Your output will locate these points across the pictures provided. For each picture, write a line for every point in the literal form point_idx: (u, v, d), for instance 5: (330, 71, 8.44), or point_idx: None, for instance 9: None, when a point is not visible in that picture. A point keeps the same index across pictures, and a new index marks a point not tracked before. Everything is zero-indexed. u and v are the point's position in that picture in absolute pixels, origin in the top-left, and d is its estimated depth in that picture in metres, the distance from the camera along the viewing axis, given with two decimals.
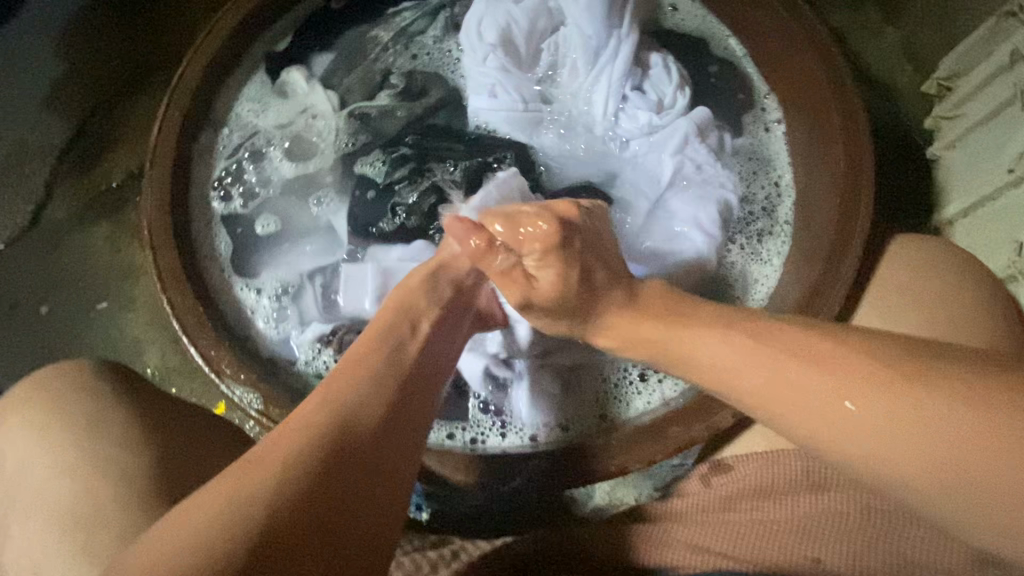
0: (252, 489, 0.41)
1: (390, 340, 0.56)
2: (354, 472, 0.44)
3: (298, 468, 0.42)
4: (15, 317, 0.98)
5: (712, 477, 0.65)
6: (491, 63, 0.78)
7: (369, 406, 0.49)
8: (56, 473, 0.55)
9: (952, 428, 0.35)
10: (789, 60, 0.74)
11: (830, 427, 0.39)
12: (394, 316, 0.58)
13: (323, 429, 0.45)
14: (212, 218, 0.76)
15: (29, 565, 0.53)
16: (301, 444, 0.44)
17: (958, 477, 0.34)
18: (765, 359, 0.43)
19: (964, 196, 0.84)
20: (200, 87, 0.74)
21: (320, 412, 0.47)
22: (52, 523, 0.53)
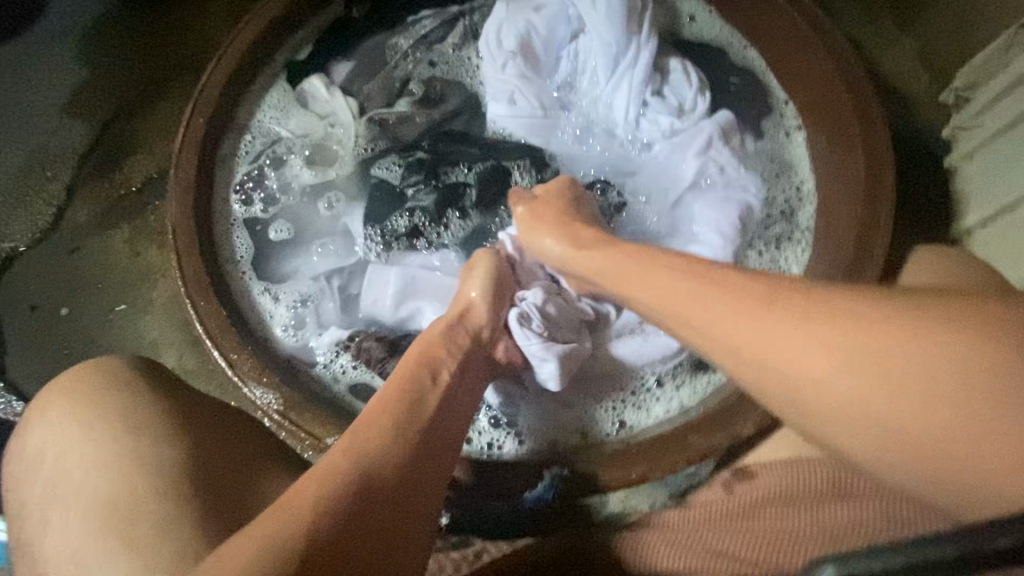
0: (294, 521, 0.42)
1: (411, 383, 0.56)
2: (386, 504, 0.46)
3: (331, 508, 0.43)
4: (36, 317, 0.99)
5: (734, 483, 0.65)
6: (511, 69, 0.78)
7: (395, 445, 0.50)
8: (93, 467, 0.55)
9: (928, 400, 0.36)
10: (813, 73, 0.74)
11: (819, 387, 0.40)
12: (411, 366, 0.58)
13: (355, 469, 0.46)
14: (233, 220, 0.76)
15: (58, 561, 0.53)
16: (336, 486, 0.45)
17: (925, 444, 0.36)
18: (770, 319, 0.42)
19: (981, 206, 0.83)
20: (225, 92, 0.75)
21: (344, 456, 0.47)
22: (86, 517, 0.53)
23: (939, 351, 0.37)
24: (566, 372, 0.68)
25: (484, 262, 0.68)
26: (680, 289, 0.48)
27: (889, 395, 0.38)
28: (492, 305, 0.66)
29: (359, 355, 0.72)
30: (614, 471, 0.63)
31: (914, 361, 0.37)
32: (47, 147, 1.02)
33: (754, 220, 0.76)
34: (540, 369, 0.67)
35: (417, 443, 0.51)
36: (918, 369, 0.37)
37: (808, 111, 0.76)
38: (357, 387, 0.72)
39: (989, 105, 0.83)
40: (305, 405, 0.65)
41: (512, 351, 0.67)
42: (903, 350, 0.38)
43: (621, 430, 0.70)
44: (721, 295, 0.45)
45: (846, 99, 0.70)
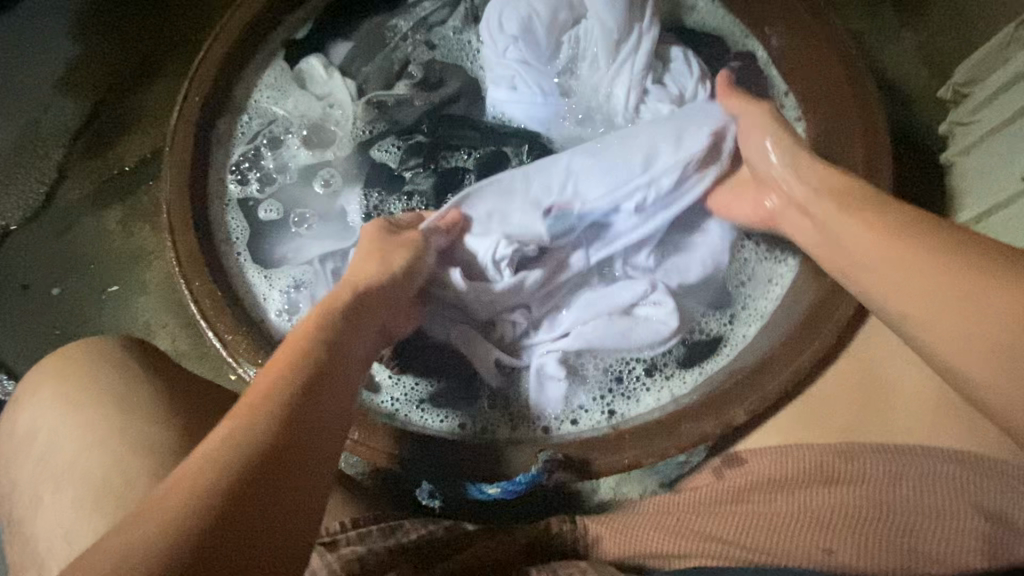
0: (169, 508, 0.37)
1: (299, 346, 0.51)
2: (270, 481, 0.40)
3: (202, 497, 0.37)
4: (26, 297, 0.98)
5: (725, 470, 0.64)
6: (511, 54, 0.79)
7: (274, 408, 0.44)
8: (85, 445, 0.55)
9: (964, 310, 0.45)
10: (812, 63, 0.74)
11: (860, 262, 0.54)
12: (310, 337, 0.52)
13: (230, 442, 0.41)
14: (227, 201, 0.75)
15: (48, 542, 0.53)
16: (212, 463, 0.39)
17: (955, 349, 0.45)
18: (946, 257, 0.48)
19: (977, 201, 0.84)
20: (222, 71, 0.75)
21: (222, 437, 0.41)
22: (75, 498, 0.53)
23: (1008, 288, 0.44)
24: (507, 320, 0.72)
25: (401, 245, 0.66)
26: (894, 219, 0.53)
27: (924, 318, 0.48)
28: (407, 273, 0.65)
29: None
30: (608, 457, 0.63)
31: (993, 305, 0.44)
32: (39, 124, 1.00)
33: None
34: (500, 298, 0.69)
35: (304, 405, 0.45)
36: (996, 308, 0.44)
37: (809, 102, 0.75)
38: None
39: (987, 100, 0.83)
40: None
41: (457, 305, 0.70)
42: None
43: (610, 418, 0.70)
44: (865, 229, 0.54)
45: (846, 91, 0.71)
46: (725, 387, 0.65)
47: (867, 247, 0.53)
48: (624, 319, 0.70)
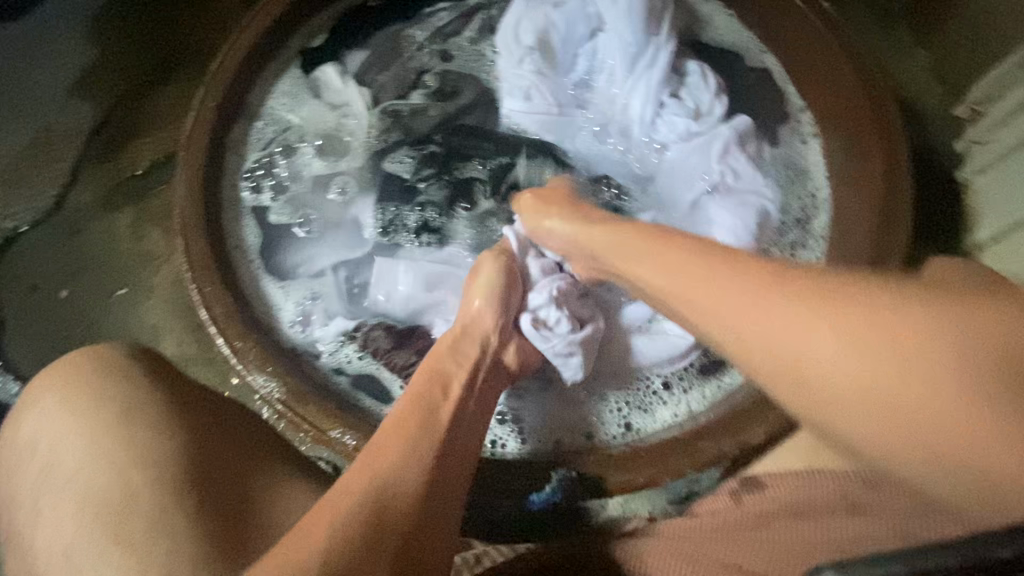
0: (309, 552, 0.43)
1: (421, 402, 0.56)
2: (405, 523, 0.47)
3: (348, 526, 0.45)
4: (35, 298, 0.98)
5: (743, 494, 0.64)
6: (527, 65, 0.78)
7: (408, 470, 0.50)
8: (93, 453, 0.54)
9: (826, 346, 0.38)
10: (829, 78, 0.73)
11: (704, 298, 0.44)
12: (424, 379, 0.58)
13: (356, 512, 0.46)
14: (241, 208, 0.75)
15: (52, 550, 0.52)
16: (345, 532, 0.44)
17: (824, 387, 0.38)
18: (883, 316, 0.37)
19: (994, 220, 0.83)
20: (238, 77, 0.75)
21: (365, 481, 0.48)
22: (80, 508, 0.52)
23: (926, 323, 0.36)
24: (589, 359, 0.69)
25: (487, 275, 0.66)
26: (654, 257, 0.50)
27: (837, 370, 0.37)
28: (501, 312, 0.65)
29: (366, 345, 0.73)
30: (622, 474, 0.62)
31: (825, 342, 0.38)
32: (52, 126, 1.00)
33: (769, 228, 0.75)
34: (566, 363, 0.67)
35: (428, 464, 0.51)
36: (841, 339, 0.38)
37: (824, 119, 0.75)
38: (362, 378, 0.71)
39: (1005, 120, 0.82)
40: (307, 396, 0.65)
41: (527, 351, 0.67)
42: (941, 335, 0.36)
43: (626, 433, 0.69)
44: (684, 256, 0.48)
45: (863, 107, 0.70)
46: (743, 405, 0.64)
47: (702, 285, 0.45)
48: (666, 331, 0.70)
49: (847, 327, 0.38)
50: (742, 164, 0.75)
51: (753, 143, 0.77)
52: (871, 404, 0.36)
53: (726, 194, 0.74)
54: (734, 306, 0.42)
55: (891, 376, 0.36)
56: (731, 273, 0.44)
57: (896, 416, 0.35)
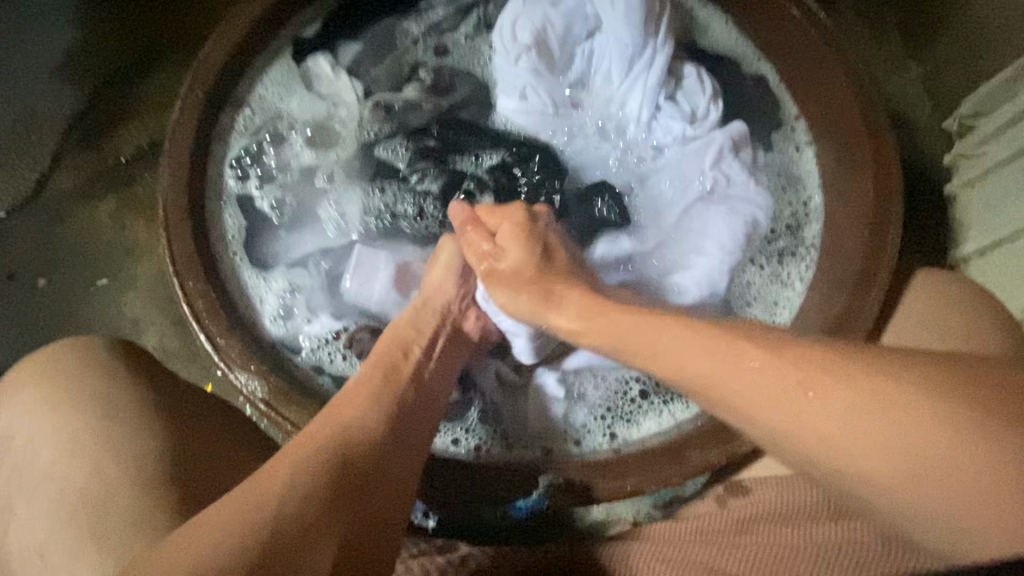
0: (247, 514, 0.43)
1: (386, 363, 0.59)
2: (349, 502, 0.47)
3: (293, 498, 0.45)
4: (12, 287, 0.96)
5: (728, 498, 0.64)
6: (523, 64, 0.77)
7: (362, 443, 0.51)
8: (66, 450, 0.53)
9: (827, 401, 0.43)
10: (824, 89, 0.73)
11: (715, 370, 0.47)
12: (387, 348, 0.61)
13: (315, 451, 0.49)
14: (224, 195, 0.73)
15: (29, 548, 0.51)
16: (305, 467, 0.48)
17: (871, 462, 0.41)
18: (873, 377, 0.43)
19: (980, 234, 0.83)
20: (225, 70, 0.72)
21: (322, 443, 0.50)
22: (56, 506, 0.51)
23: (912, 384, 0.42)
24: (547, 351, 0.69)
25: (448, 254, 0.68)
26: (645, 324, 0.53)
27: (831, 429, 0.42)
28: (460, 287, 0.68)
29: (351, 343, 0.72)
30: (610, 481, 0.62)
31: (844, 410, 0.42)
32: (32, 111, 0.97)
33: (760, 235, 0.75)
34: (514, 343, 0.68)
35: (382, 441, 0.53)
36: (899, 411, 0.41)
37: (816, 127, 0.75)
38: (343, 378, 0.70)
39: (992, 136, 0.83)
40: (292, 396, 0.64)
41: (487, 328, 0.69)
42: (904, 391, 0.41)
43: (611, 441, 0.68)
44: (690, 330, 0.50)
45: (857, 120, 0.70)
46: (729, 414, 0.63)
47: (722, 358, 0.47)
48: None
49: (863, 387, 0.42)
50: (739, 169, 0.76)
51: (749, 146, 0.77)
52: (873, 466, 0.41)
53: (718, 205, 0.75)
54: (706, 358, 0.48)
55: (891, 433, 0.40)
56: (721, 345, 0.48)
57: (897, 469, 0.40)
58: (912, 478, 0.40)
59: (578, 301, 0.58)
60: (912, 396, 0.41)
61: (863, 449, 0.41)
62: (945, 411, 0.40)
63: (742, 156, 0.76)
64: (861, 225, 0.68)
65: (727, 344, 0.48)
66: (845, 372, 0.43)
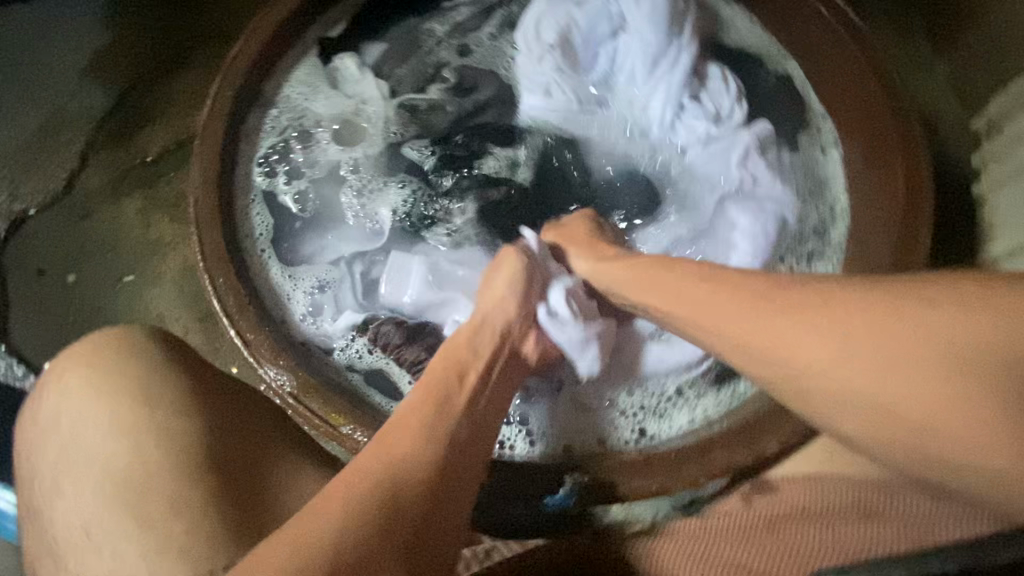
0: (306, 559, 0.41)
1: (438, 391, 0.55)
2: (408, 546, 0.44)
3: (349, 541, 0.43)
4: (43, 282, 0.98)
5: (754, 496, 0.65)
6: (547, 63, 0.77)
7: (417, 479, 0.48)
8: (111, 435, 0.54)
9: (814, 332, 0.43)
10: (851, 89, 0.73)
11: (717, 318, 0.47)
12: (443, 371, 0.56)
13: (367, 500, 0.45)
14: (252, 193, 0.74)
15: (72, 529, 0.52)
16: (358, 507, 0.44)
17: (846, 387, 0.42)
18: (866, 309, 0.42)
19: (1009, 236, 0.82)
20: (255, 67, 0.74)
21: (375, 480, 0.46)
22: (103, 487, 0.52)
23: (922, 322, 0.41)
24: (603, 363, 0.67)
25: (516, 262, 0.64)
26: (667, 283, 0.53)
27: (812, 359, 0.43)
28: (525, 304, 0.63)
29: (376, 340, 0.72)
30: (637, 481, 0.61)
31: (840, 341, 0.42)
32: (63, 110, 0.99)
33: (786, 235, 0.75)
34: (580, 355, 0.65)
35: (436, 476, 0.49)
36: (896, 336, 0.41)
37: (847, 129, 0.74)
38: (373, 374, 0.71)
39: (1022, 136, 0.82)
40: (318, 392, 0.64)
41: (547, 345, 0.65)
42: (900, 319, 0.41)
43: (641, 438, 0.68)
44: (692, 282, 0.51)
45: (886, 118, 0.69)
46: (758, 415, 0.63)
47: (714, 296, 0.48)
48: (665, 341, 0.69)
49: (854, 319, 0.42)
50: (765, 169, 0.75)
51: (774, 147, 0.77)
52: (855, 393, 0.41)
53: (744, 205, 0.75)
54: (694, 299, 0.50)
55: (872, 362, 0.41)
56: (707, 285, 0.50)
57: (875, 397, 0.41)
58: (912, 423, 0.39)
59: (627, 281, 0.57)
60: (917, 333, 0.40)
61: (844, 374, 0.42)
62: (945, 342, 0.39)
63: (766, 155, 0.76)
64: (891, 224, 0.67)
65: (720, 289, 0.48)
66: (835, 305, 0.43)
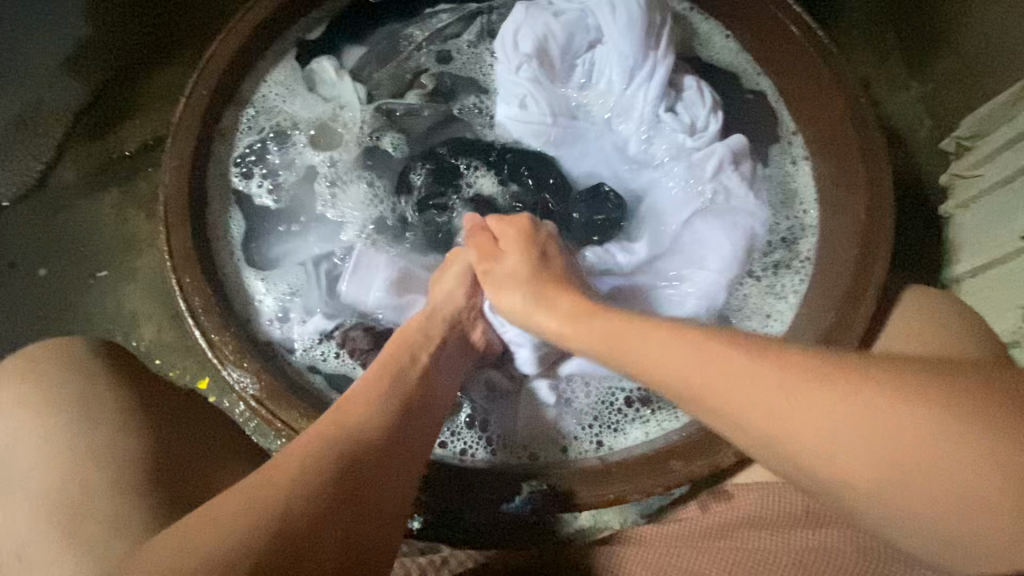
0: (256, 506, 0.44)
1: (390, 369, 0.58)
2: (356, 504, 0.48)
3: (302, 488, 0.46)
4: (11, 275, 0.97)
5: (711, 503, 0.65)
6: (524, 73, 0.78)
7: (368, 443, 0.51)
8: (45, 452, 0.53)
9: (809, 415, 0.41)
10: (812, 109, 0.75)
11: (684, 373, 0.47)
12: (396, 346, 0.61)
13: (328, 445, 0.49)
14: (228, 194, 0.75)
15: (7, 551, 0.51)
16: (310, 465, 0.48)
17: (837, 466, 0.41)
18: (870, 394, 0.41)
19: (972, 254, 0.84)
20: (231, 69, 0.73)
21: (329, 441, 0.50)
22: (35, 510, 0.51)
23: (931, 412, 0.39)
24: (552, 361, 0.70)
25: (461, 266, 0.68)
26: (622, 331, 0.52)
27: (804, 440, 0.42)
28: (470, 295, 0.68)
29: (343, 343, 0.72)
30: (593, 490, 0.62)
31: (838, 426, 0.41)
32: (39, 102, 0.96)
33: (756, 248, 0.76)
34: (518, 354, 0.69)
35: (386, 446, 0.52)
36: (886, 426, 0.39)
37: (820, 144, 0.75)
38: (338, 377, 0.71)
39: (989, 155, 0.83)
40: (280, 396, 0.64)
41: (490, 334, 0.70)
42: (900, 411, 0.39)
43: (598, 449, 0.69)
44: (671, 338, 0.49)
45: (851, 135, 0.71)
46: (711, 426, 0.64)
47: (689, 360, 0.47)
48: None
49: (869, 410, 0.40)
50: (734, 182, 0.76)
51: (745, 158, 0.78)
52: (857, 483, 0.40)
53: (709, 216, 0.76)
54: (681, 367, 0.47)
55: (869, 447, 0.40)
56: (692, 348, 0.47)
57: (877, 489, 0.40)
58: (931, 530, 0.39)
59: (584, 337, 0.55)
60: (930, 425, 0.39)
61: (842, 467, 0.41)
62: (952, 428, 0.38)
63: (741, 169, 0.77)
64: (862, 241, 0.68)
65: (696, 355, 0.47)
66: (835, 394, 0.41)
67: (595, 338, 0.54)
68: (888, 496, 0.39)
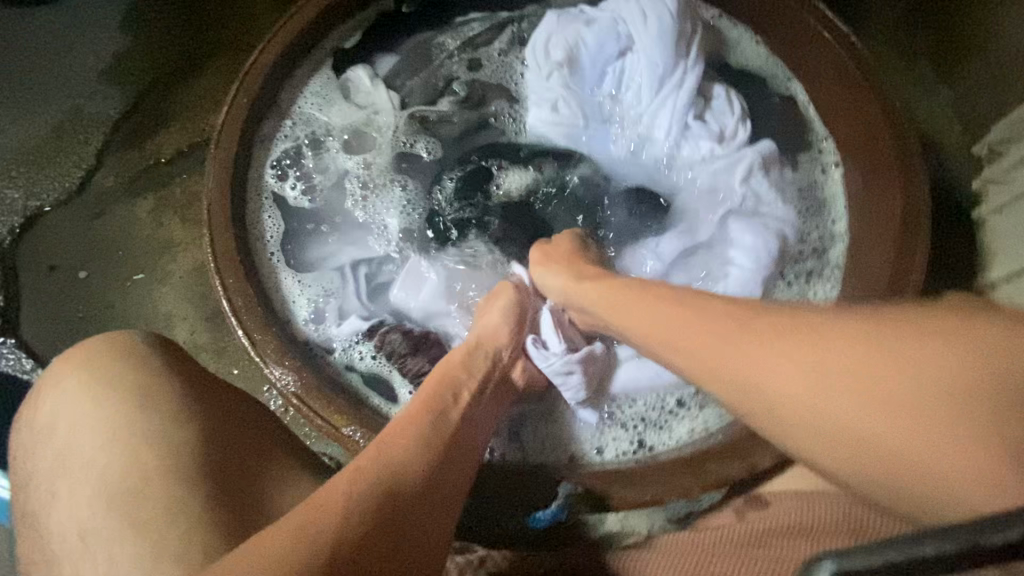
0: (301, 544, 0.43)
1: (433, 406, 0.58)
2: (401, 544, 0.46)
3: (348, 527, 0.45)
4: (53, 278, 0.99)
5: (747, 511, 0.65)
6: (555, 80, 0.80)
7: (413, 481, 0.50)
8: (103, 444, 0.55)
9: (774, 360, 0.42)
10: (845, 108, 0.74)
11: (663, 331, 0.49)
12: (436, 384, 0.60)
13: (368, 487, 0.48)
14: (263, 195, 0.76)
15: (72, 531, 0.53)
16: (355, 503, 0.47)
17: (805, 418, 0.41)
18: (856, 345, 0.41)
19: (1008, 261, 0.82)
20: (270, 77, 0.76)
21: (373, 478, 0.49)
22: (97, 498, 0.53)
23: (910, 354, 0.39)
24: (591, 373, 0.70)
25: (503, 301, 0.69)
26: (633, 303, 0.54)
27: (772, 387, 0.42)
28: (513, 330, 0.67)
29: (380, 345, 0.73)
30: (632, 491, 0.63)
31: (816, 378, 0.41)
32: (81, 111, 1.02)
33: (788, 252, 0.76)
34: (567, 382, 0.69)
35: (431, 486, 0.51)
36: (859, 374, 0.40)
37: (848, 152, 0.75)
38: (372, 376, 0.73)
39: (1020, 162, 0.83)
40: (320, 393, 0.66)
41: (533, 372, 0.69)
42: (876, 354, 0.40)
43: (640, 450, 0.71)
44: (664, 307, 0.50)
45: (883, 134, 0.70)
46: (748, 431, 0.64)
47: (667, 317, 0.49)
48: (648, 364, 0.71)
49: (848, 352, 0.41)
50: (765, 188, 0.77)
51: (776, 163, 0.78)
52: (822, 434, 0.40)
53: (744, 222, 0.76)
54: (665, 326, 0.49)
55: (843, 398, 0.40)
56: (665, 309, 0.50)
57: (856, 441, 0.39)
58: (931, 486, 0.36)
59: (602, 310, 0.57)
60: (907, 365, 0.39)
61: (799, 414, 0.41)
62: (948, 377, 0.38)
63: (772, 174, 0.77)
64: (900, 244, 0.68)
65: (675, 318, 0.49)
66: (814, 337, 0.43)
67: (625, 319, 0.54)
68: (868, 448, 0.39)
